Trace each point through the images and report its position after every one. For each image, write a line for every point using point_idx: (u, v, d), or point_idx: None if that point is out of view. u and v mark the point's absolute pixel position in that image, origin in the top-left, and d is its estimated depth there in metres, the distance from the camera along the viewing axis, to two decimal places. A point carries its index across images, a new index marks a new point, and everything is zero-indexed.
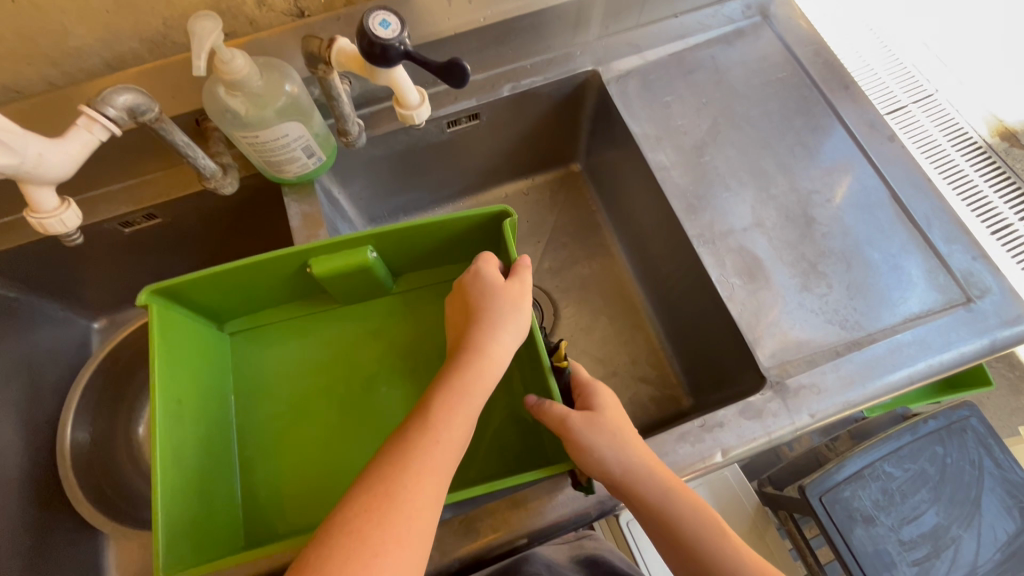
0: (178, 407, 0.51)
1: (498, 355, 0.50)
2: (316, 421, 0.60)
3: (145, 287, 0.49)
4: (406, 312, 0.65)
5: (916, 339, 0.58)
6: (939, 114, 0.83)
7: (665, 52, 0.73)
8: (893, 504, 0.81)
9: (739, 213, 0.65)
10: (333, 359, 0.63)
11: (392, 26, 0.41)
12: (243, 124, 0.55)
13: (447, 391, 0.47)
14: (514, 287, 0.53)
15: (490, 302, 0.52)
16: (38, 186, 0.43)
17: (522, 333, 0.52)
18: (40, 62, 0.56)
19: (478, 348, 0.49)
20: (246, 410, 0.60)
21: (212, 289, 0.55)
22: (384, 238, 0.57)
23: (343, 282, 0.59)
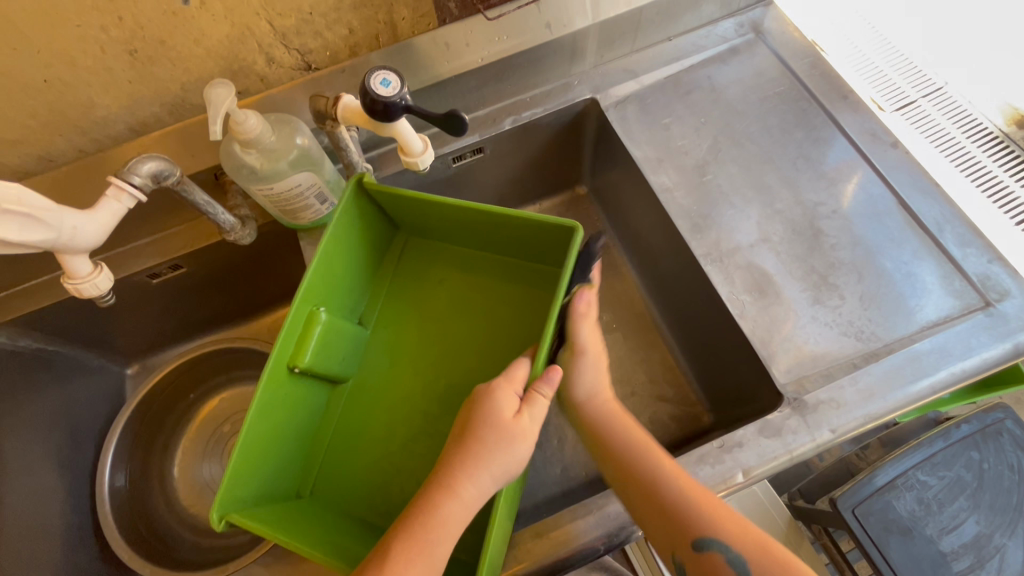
0: (324, 541, 0.51)
1: (467, 497, 0.48)
2: (421, 443, 0.63)
3: (213, 517, 0.47)
4: (403, 334, 0.69)
5: (935, 348, 0.57)
6: (950, 105, 0.80)
7: (661, 75, 0.75)
8: (930, 513, 0.79)
9: (745, 230, 0.65)
10: (383, 400, 0.66)
11: (392, 84, 0.43)
12: (259, 178, 0.57)
13: (410, 542, 0.47)
14: (514, 423, 0.49)
15: (481, 439, 0.49)
16: (72, 255, 0.46)
17: (501, 480, 0.49)
18: (69, 133, 0.60)
19: (457, 498, 0.48)
20: (383, 487, 0.62)
21: (267, 454, 0.55)
22: (327, 282, 0.59)
23: (328, 352, 0.60)
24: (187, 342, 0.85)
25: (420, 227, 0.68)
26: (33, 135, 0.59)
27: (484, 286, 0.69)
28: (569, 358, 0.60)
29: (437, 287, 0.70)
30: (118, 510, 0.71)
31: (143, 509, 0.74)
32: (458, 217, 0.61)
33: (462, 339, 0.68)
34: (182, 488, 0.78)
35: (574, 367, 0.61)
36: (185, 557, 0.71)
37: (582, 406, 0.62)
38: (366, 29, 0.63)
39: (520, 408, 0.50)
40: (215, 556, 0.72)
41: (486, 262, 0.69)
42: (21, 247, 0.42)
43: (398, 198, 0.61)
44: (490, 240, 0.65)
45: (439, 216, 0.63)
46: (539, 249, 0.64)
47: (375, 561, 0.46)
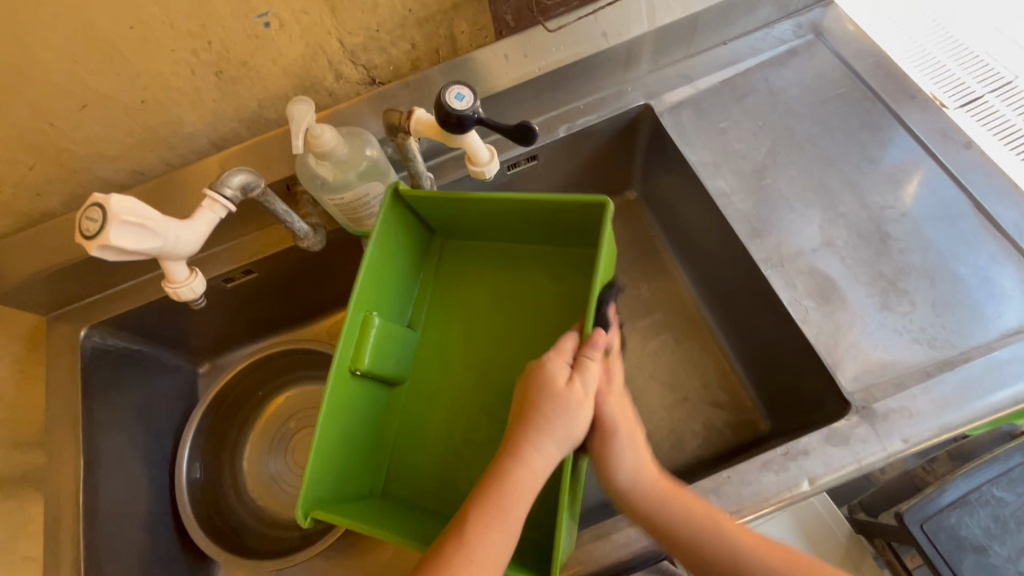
0: (400, 532, 0.54)
1: (536, 466, 0.49)
2: (481, 436, 0.65)
3: (298, 515, 0.51)
4: (451, 333, 0.71)
5: (1016, 357, 0.54)
6: None
7: (717, 79, 0.74)
8: (1007, 532, 0.75)
9: (807, 234, 0.64)
10: (439, 398, 0.68)
11: (466, 97, 0.45)
12: (331, 189, 0.61)
13: (488, 512, 0.48)
14: (568, 389, 0.50)
15: (540, 407, 0.50)
16: (173, 261, 0.50)
17: (567, 446, 0.50)
18: (160, 148, 0.65)
19: (527, 466, 0.49)
20: (446, 482, 0.65)
21: (340, 460, 0.58)
22: (377, 287, 0.62)
23: (383, 356, 0.63)
24: (254, 343, 0.90)
25: (460, 228, 0.70)
26: (129, 151, 0.64)
27: (528, 275, 0.70)
28: (601, 440, 0.54)
29: (481, 287, 0.72)
30: (194, 499, 0.76)
31: (217, 500, 0.78)
32: (496, 212, 0.63)
33: (510, 332, 0.69)
34: (251, 480, 0.82)
35: (610, 457, 0.53)
36: (255, 547, 0.75)
37: (625, 495, 0.53)
38: (428, 43, 0.66)
39: (572, 376, 0.51)
40: (280, 545, 0.76)
41: (527, 250, 0.71)
42: (133, 255, 0.46)
43: (437, 202, 0.63)
44: (529, 230, 0.67)
45: (478, 216, 0.65)
46: (574, 231, 0.65)
47: (456, 546, 0.47)
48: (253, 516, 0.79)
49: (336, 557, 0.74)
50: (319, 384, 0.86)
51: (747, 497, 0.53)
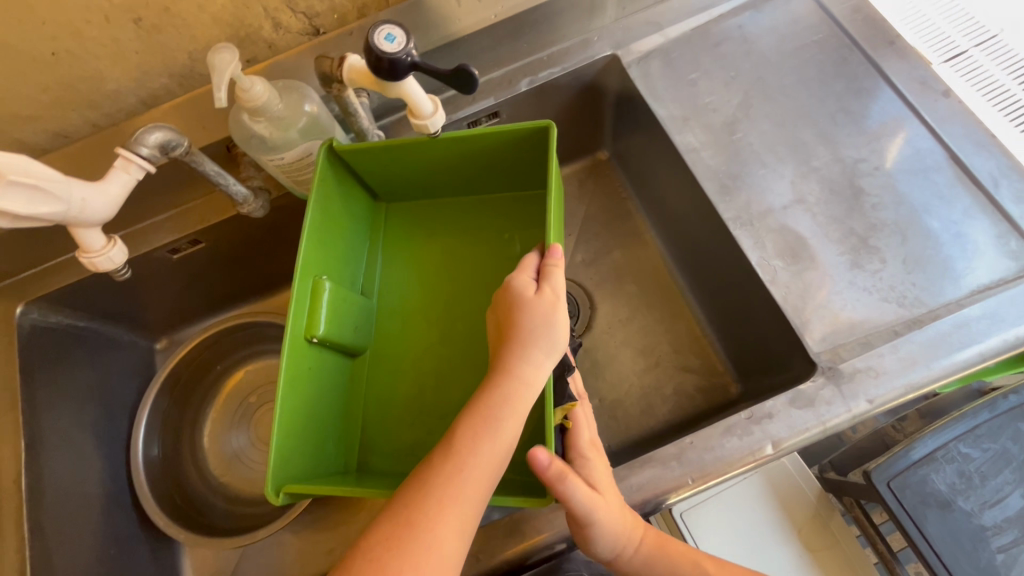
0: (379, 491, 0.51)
1: (524, 375, 0.48)
2: (453, 394, 0.63)
3: (269, 493, 0.48)
4: (408, 293, 0.68)
5: (985, 314, 0.53)
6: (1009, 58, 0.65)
7: (688, 27, 0.70)
8: (972, 487, 0.76)
9: (778, 191, 0.61)
10: (404, 359, 0.66)
11: (397, 39, 0.41)
12: (270, 149, 0.56)
13: (475, 427, 0.46)
14: (543, 296, 0.50)
15: (517, 320, 0.50)
16: (85, 229, 0.48)
17: (554, 350, 0.49)
18: (82, 107, 0.60)
19: (512, 375, 0.47)
20: (423, 447, 0.62)
21: (304, 431, 0.55)
22: (322, 248, 0.58)
23: (341, 321, 0.60)
24: (212, 318, 0.86)
25: (402, 187, 0.68)
26: (47, 110, 0.58)
27: (485, 222, 0.69)
28: (578, 529, 0.50)
29: (437, 242, 0.70)
30: (153, 478, 0.73)
31: (178, 478, 0.76)
32: (438, 157, 0.61)
33: (473, 282, 0.67)
34: (212, 459, 0.79)
35: (588, 537, 0.50)
36: (222, 527, 0.73)
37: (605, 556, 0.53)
38: None
39: (540, 285, 0.52)
40: (247, 523, 0.74)
41: (476, 199, 0.70)
42: (33, 220, 0.42)
43: (374, 155, 0.60)
44: (474, 175, 0.65)
45: (421, 164, 0.62)
46: (519, 168, 0.64)
47: (442, 459, 0.45)
48: (215, 494, 0.77)
49: (302, 532, 0.72)
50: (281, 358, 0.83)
51: (709, 462, 0.52)
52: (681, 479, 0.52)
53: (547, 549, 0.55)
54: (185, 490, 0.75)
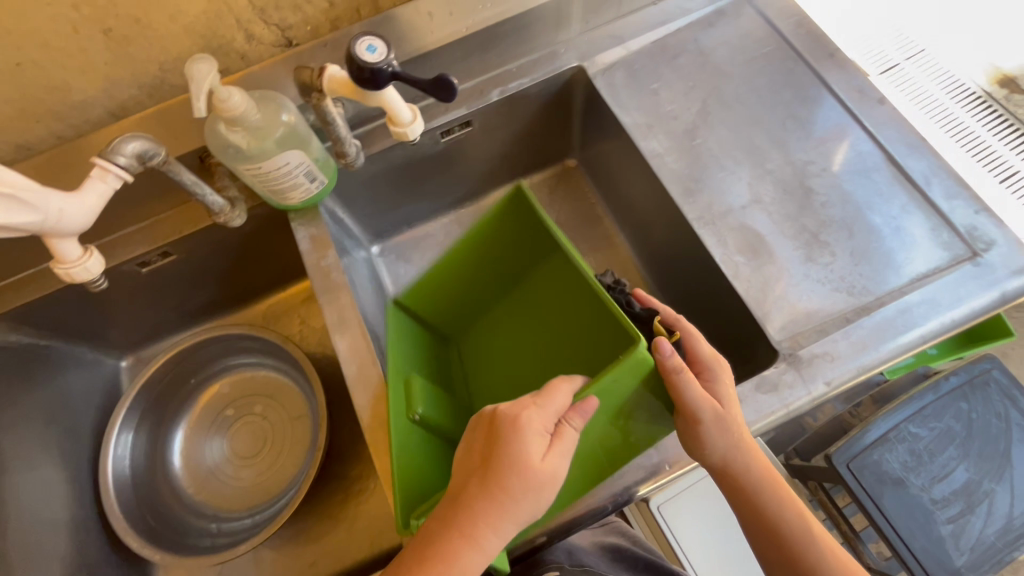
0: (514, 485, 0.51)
1: (490, 548, 0.44)
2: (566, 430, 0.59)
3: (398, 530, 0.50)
4: (494, 380, 0.69)
5: (924, 300, 0.58)
6: (941, 79, 0.99)
7: (648, 40, 0.74)
8: (921, 464, 0.81)
9: (736, 192, 0.65)
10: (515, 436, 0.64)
11: (379, 50, 0.43)
12: (246, 158, 0.57)
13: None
14: (547, 466, 0.44)
15: (504, 484, 0.44)
16: (61, 239, 0.47)
17: (522, 522, 0.45)
18: (47, 118, 0.58)
19: (474, 549, 0.43)
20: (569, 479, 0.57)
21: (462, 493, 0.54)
22: (410, 362, 0.64)
23: (441, 413, 0.61)
24: (182, 333, 0.85)
25: (460, 322, 0.74)
26: (9, 122, 0.57)
27: (524, 309, 0.70)
28: (686, 422, 0.51)
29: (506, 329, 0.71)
30: (123, 499, 0.70)
31: (150, 497, 0.73)
32: (460, 260, 0.66)
33: (534, 337, 0.68)
34: (185, 475, 0.77)
35: (700, 433, 0.50)
36: (197, 544, 0.71)
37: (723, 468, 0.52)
38: (348, 2, 0.62)
39: None
40: (226, 540, 0.72)
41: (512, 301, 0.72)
42: (9, 230, 0.43)
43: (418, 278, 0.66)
44: (502, 272, 0.70)
45: (465, 264, 0.67)
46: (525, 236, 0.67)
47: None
48: (190, 510, 0.75)
49: (283, 546, 0.72)
50: (256, 369, 0.82)
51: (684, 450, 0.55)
52: (658, 465, 0.56)
53: (528, 542, 0.56)
54: (158, 509, 0.73)
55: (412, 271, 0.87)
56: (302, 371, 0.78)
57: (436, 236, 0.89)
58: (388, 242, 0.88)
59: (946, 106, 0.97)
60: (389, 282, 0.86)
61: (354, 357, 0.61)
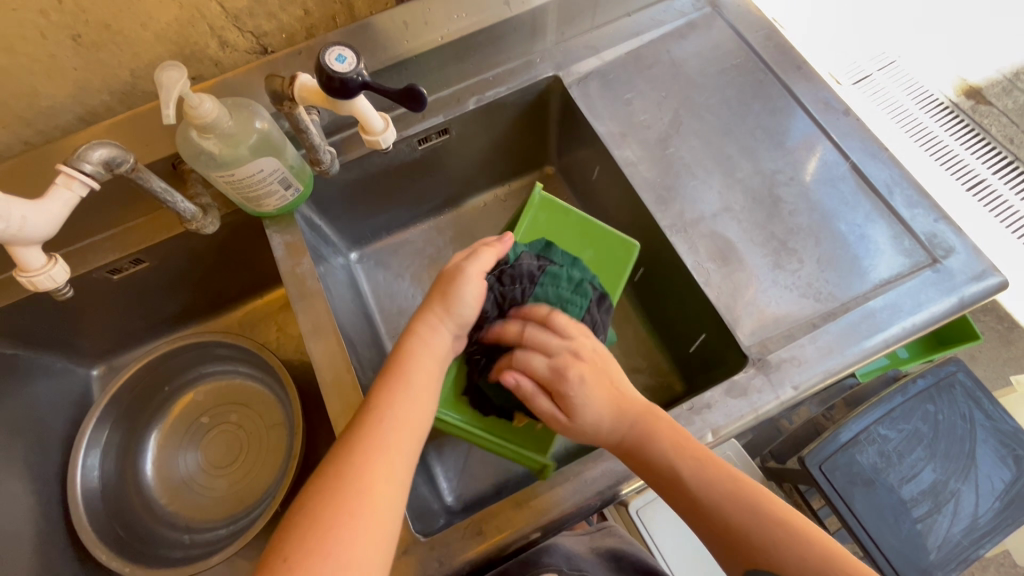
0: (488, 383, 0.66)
1: (437, 344, 0.57)
2: None
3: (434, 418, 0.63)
4: None
5: (887, 305, 0.60)
6: (908, 82, 1.06)
7: (622, 51, 0.75)
8: (890, 465, 0.83)
9: (707, 200, 0.67)
10: None
11: (348, 60, 0.43)
12: (219, 164, 0.56)
13: (392, 384, 0.53)
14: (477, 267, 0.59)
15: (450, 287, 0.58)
16: (25, 247, 0.47)
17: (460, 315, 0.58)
18: (13, 124, 0.58)
19: (419, 338, 0.56)
20: None
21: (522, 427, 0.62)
22: None
23: None
24: (156, 340, 0.83)
25: None
26: None
27: None
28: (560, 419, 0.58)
29: None
30: (92, 511, 0.69)
31: (120, 508, 0.72)
32: None
33: None
34: (157, 486, 0.76)
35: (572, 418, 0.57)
36: (170, 557, 0.70)
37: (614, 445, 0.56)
38: (322, 10, 0.62)
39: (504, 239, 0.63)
40: (198, 551, 0.71)
41: None
42: None
43: None
44: None
45: None
46: None
47: (369, 423, 0.50)
48: (162, 522, 0.73)
49: (257, 556, 0.71)
50: (231, 377, 0.81)
51: None
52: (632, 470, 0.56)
53: (523, 539, 0.55)
54: (129, 521, 0.71)
55: (391, 278, 0.87)
56: (278, 379, 0.77)
57: (415, 243, 0.89)
58: (366, 248, 0.88)
59: (916, 114, 1.04)
60: (368, 288, 0.86)
61: (328, 364, 0.61)
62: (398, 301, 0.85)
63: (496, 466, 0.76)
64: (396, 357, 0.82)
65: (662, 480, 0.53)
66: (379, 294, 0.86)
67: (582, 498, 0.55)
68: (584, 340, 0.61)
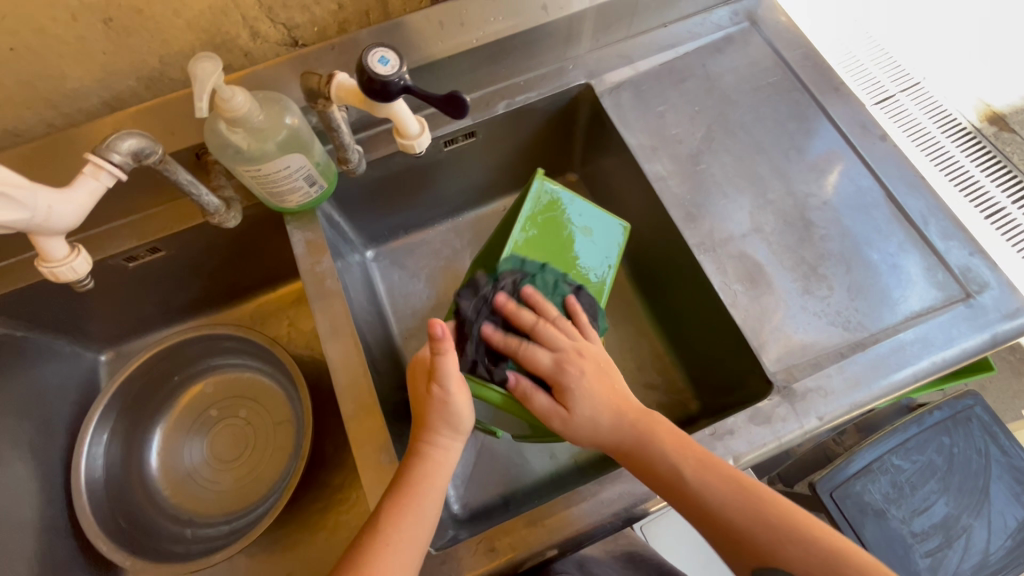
0: None
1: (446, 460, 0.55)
2: None
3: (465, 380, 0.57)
4: None
5: (918, 337, 0.58)
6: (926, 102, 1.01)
7: (656, 62, 0.74)
8: (902, 496, 0.82)
9: (738, 219, 0.65)
10: None
11: (391, 62, 0.42)
12: (245, 159, 0.55)
13: (400, 515, 0.51)
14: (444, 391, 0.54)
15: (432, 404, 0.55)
16: (48, 237, 0.46)
17: (461, 426, 0.56)
18: (38, 106, 0.57)
19: (426, 461, 0.54)
20: None
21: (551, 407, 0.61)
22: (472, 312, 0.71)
23: None
24: (166, 328, 0.82)
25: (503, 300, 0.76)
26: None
27: None
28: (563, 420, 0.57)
29: None
30: (96, 500, 0.68)
31: (122, 499, 0.70)
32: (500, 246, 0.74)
33: None
34: (161, 477, 0.75)
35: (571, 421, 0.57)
36: (171, 551, 0.69)
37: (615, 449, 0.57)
38: (356, 5, 0.61)
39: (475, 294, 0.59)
40: (200, 547, 0.70)
41: None
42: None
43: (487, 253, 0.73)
44: None
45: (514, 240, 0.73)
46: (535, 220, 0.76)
47: (376, 547, 0.50)
48: (164, 514, 0.72)
49: (260, 553, 0.71)
50: (240, 369, 0.80)
51: None
52: (649, 493, 0.55)
53: (539, 555, 0.55)
54: (132, 512, 0.70)
55: (406, 278, 0.86)
56: (288, 375, 0.76)
57: (432, 244, 0.88)
58: (383, 247, 0.87)
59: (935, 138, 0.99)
60: (382, 288, 0.85)
61: (344, 367, 0.60)
62: (412, 302, 0.84)
63: (502, 476, 0.75)
64: (408, 359, 0.81)
65: (673, 494, 0.53)
66: (393, 294, 0.84)
67: (597, 518, 0.54)
68: (575, 340, 0.58)
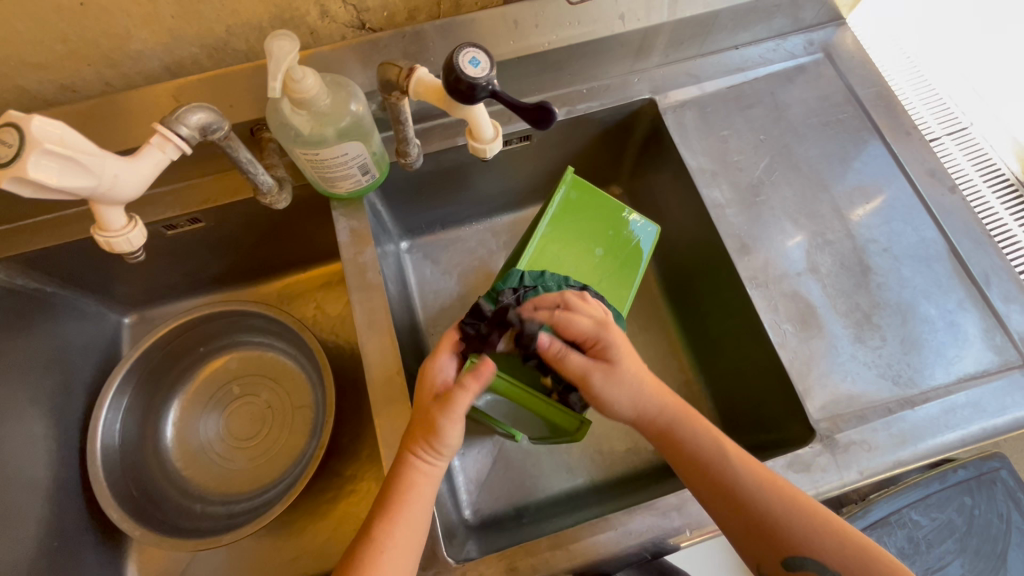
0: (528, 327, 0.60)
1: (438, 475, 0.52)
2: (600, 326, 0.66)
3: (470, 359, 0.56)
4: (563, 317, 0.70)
5: (970, 402, 0.56)
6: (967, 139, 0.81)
7: (724, 85, 0.72)
8: (917, 552, 0.80)
9: (794, 257, 0.63)
10: None
11: (482, 64, 0.43)
12: (305, 142, 0.54)
13: (388, 525, 0.49)
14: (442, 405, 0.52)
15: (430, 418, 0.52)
16: (108, 206, 0.45)
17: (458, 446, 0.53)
18: (98, 63, 0.55)
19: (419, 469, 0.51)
20: None
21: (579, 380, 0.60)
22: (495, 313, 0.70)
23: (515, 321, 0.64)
24: (192, 298, 0.81)
25: None
26: (58, 61, 0.54)
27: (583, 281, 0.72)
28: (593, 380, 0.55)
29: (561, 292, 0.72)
30: (110, 467, 0.67)
31: (135, 467, 0.70)
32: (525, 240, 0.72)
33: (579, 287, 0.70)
34: (173, 449, 0.74)
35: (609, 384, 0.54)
36: (177, 525, 0.68)
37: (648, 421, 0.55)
38: None
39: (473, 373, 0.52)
40: (207, 525, 0.69)
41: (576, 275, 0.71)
42: (61, 193, 0.41)
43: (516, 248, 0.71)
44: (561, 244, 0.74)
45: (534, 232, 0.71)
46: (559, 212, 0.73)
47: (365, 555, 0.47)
48: (174, 487, 0.71)
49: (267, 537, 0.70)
50: (263, 348, 0.79)
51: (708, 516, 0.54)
52: (679, 529, 0.54)
53: None
54: (144, 482, 0.69)
55: (437, 273, 0.84)
56: (312, 360, 0.75)
57: (467, 242, 0.86)
58: (417, 239, 0.85)
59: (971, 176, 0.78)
60: (413, 281, 0.83)
61: (379, 364, 0.58)
62: (441, 298, 0.82)
63: (516, 487, 0.73)
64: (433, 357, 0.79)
65: (710, 477, 0.51)
66: (423, 289, 0.83)
67: (621, 547, 0.53)
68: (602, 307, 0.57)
